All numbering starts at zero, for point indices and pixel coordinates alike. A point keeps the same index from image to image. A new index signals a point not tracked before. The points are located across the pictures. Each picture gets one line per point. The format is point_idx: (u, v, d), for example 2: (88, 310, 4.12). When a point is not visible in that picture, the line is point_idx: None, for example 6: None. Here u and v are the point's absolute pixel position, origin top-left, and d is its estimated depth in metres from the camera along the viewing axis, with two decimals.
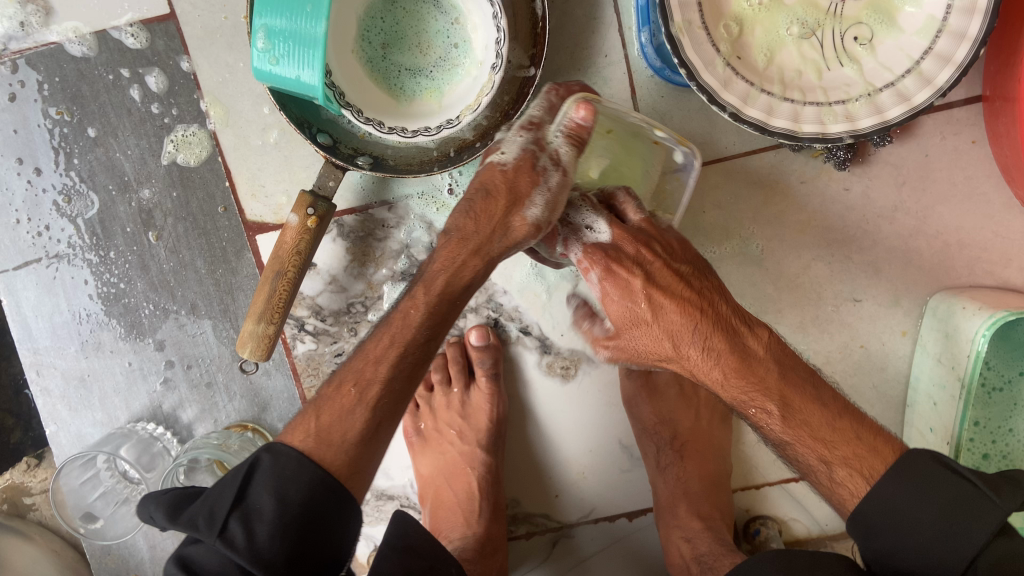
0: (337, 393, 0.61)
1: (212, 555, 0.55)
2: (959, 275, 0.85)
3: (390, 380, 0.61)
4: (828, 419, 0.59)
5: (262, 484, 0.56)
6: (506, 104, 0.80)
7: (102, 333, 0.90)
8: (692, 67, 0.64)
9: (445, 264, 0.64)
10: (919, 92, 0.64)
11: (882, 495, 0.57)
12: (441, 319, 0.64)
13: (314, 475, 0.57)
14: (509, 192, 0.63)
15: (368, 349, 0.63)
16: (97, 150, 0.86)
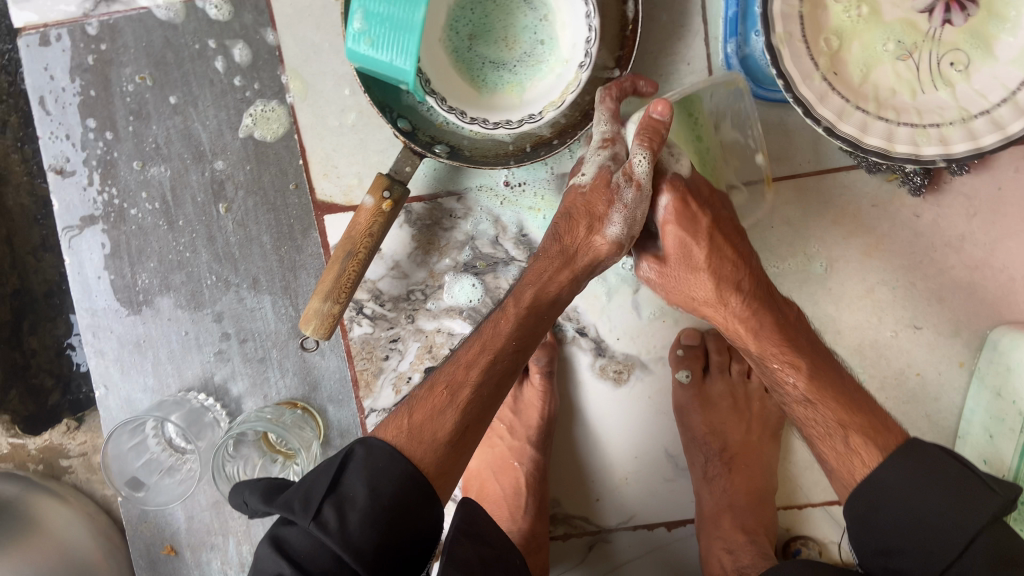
0: (430, 393, 0.67)
1: (304, 537, 0.59)
2: (1022, 311, 0.85)
3: (479, 385, 0.67)
4: (868, 431, 0.66)
5: (355, 475, 0.62)
6: (586, 104, 0.81)
7: (161, 300, 0.90)
8: (790, 79, 0.65)
9: (535, 279, 0.71)
10: (1014, 121, 0.64)
11: (886, 478, 0.64)
12: (529, 335, 0.70)
13: (405, 469, 0.62)
14: (587, 215, 0.70)
15: (459, 356, 0.69)
16: (176, 118, 0.86)
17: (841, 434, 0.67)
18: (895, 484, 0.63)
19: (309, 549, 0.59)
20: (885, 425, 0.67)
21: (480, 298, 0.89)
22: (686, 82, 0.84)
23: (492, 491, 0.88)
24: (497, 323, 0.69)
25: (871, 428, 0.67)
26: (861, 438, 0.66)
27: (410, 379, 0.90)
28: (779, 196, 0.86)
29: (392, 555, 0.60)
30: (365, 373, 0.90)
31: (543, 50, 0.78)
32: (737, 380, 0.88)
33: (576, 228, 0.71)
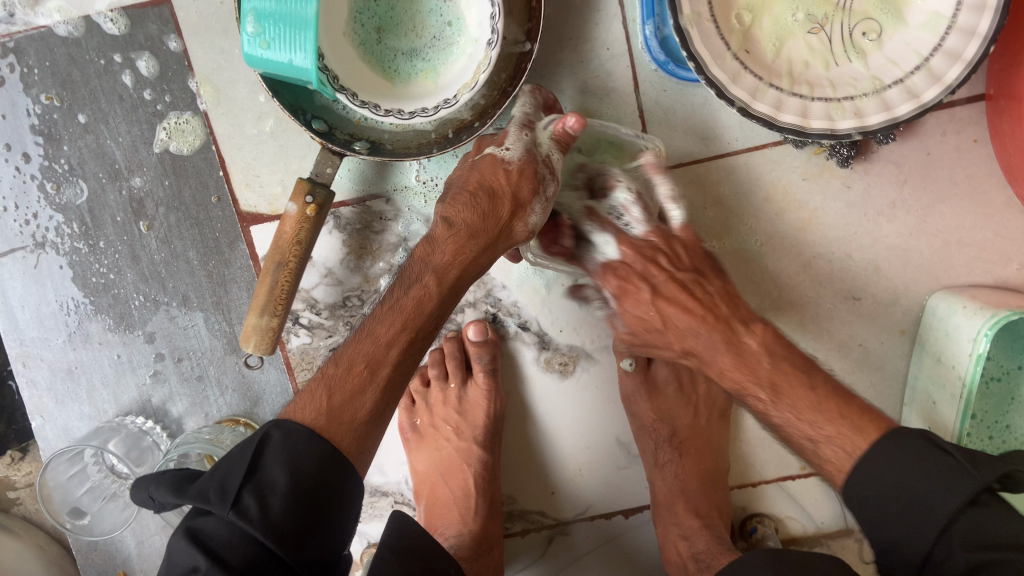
0: (348, 372, 0.64)
1: (221, 525, 0.57)
2: (958, 274, 0.85)
3: (398, 363, 0.66)
4: (866, 418, 0.63)
5: (273, 459, 0.59)
6: (503, 82, 0.78)
7: (90, 324, 0.88)
8: (701, 60, 0.64)
9: (453, 254, 0.68)
10: (928, 89, 0.63)
11: (870, 465, 0.61)
12: (448, 295, 0.69)
13: (324, 449, 0.60)
14: (512, 195, 0.69)
15: (373, 327, 0.66)
16: (88, 137, 0.84)
17: (839, 436, 0.63)
18: (886, 470, 0.60)
19: (230, 540, 0.56)
20: (881, 414, 0.64)
21: None
22: (607, 67, 0.82)
23: (443, 494, 0.85)
24: (426, 288, 0.67)
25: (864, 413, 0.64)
26: (852, 428, 0.63)
27: None
28: (711, 176, 0.85)
29: (316, 540, 0.58)
30: (307, 384, 0.89)
31: (452, 32, 0.76)
32: None
33: (500, 206, 0.69)
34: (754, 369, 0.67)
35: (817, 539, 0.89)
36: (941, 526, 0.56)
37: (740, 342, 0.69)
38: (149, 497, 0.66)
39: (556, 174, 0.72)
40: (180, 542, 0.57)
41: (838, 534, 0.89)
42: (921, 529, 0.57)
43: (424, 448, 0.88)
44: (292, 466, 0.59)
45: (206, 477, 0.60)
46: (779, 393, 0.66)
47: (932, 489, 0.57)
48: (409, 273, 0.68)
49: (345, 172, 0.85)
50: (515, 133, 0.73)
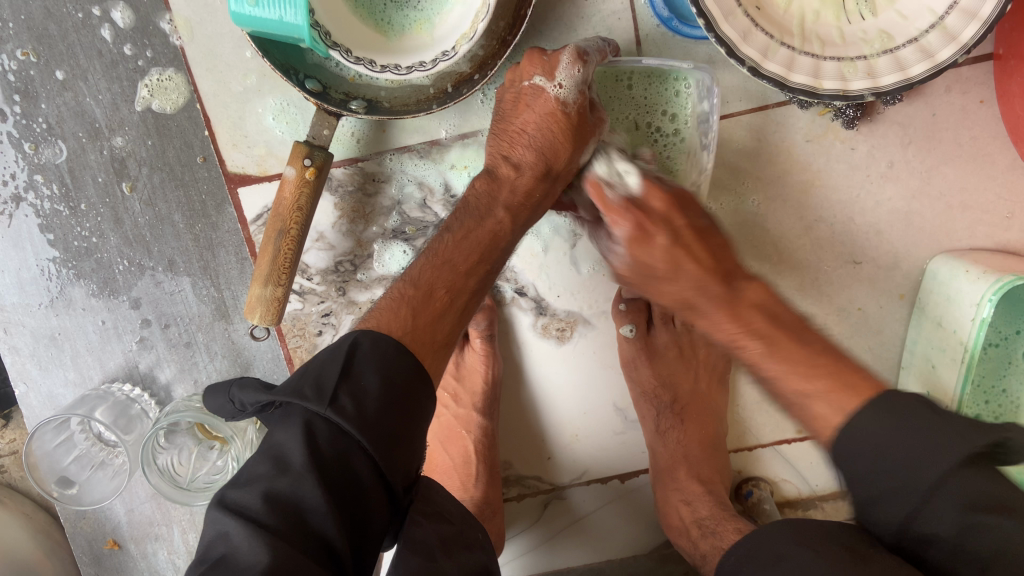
0: (427, 296, 0.63)
1: (321, 424, 0.53)
2: (960, 237, 0.84)
3: (473, 293, 0.66)
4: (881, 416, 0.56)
5: (367, 363, 0.56)
6: (502, 30, 0.74)
7: (73, 289, 0.85)
8: (711, 17, 0.61)
9: (518, 195, 0.68)
10: (942, 49, 0.61)
11: (860, 427, 0.52)
12: (519, 223, 0.70)
13: (411, 364, 0.58)
14: (540, 138, 0.67)
15: (437, 248, 0.66)
16: (66, 95, 0.80)
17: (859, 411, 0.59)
18: (872, 436, 0.51)
19: (326, 437, 0.52)
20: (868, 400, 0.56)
21: None
22: (608, 23, 0.80)
23: (443, 461, 0.86)
24: (500, 222, 0.68)
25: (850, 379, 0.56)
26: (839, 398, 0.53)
27: None
28: (712, 138, 0.83)
29: (405, 454, 0.55)
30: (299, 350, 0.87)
31: None
32: (680, 329, 0.86)
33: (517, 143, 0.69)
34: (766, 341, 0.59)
35: (811, 501, 0.89)
36: (929, 491, 0.50)
37: (737, 296, 0.60)
38: (225, 403, 0.68)
39: (563, 106, 0.67)
40: (271, 438, 0.53)
41: (831, 497, 0.88)
42: (907, 490, 0.51)
43: None
44: (385, 374, 0.56)
45: (295, 377, 0.56)
46: (773, 349, 0.57)
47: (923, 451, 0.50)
48: (475, 205, 0.68)
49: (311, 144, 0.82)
50: (570, 65, 0.66)
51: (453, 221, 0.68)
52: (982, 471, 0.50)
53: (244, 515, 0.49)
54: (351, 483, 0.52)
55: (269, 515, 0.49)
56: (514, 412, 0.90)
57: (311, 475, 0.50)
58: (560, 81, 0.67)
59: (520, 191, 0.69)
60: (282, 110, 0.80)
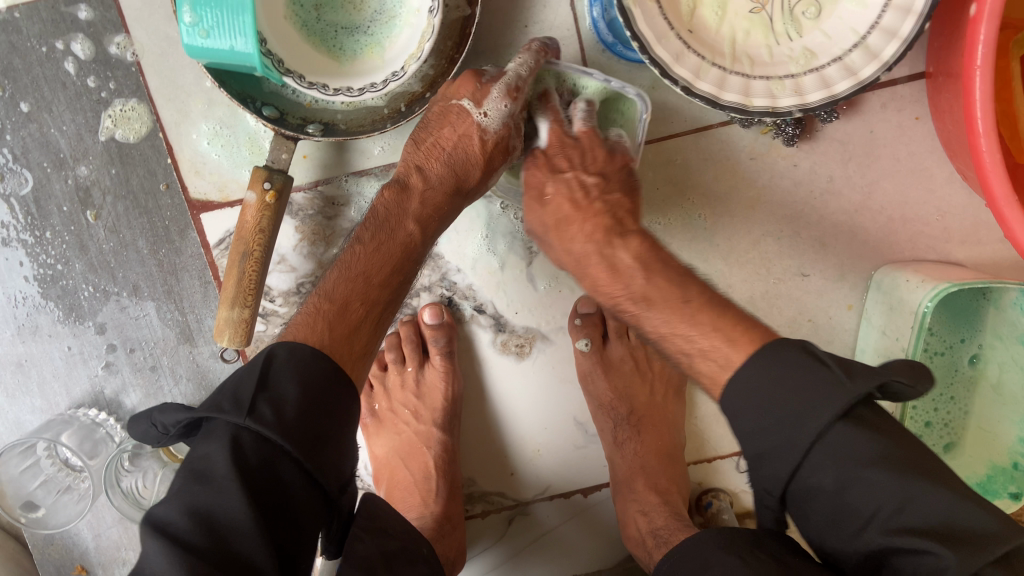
0: (342, 307, 0.66)
1: (239, 433, 0.54)
2: (902, 249, 0.86)
3: (388, 302, 0.70)
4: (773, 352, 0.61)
5: (283, 372, 0.58)
6: (450, 50, 0.78)
7: (39, 316, 0.86)
8: (644, 41, 0.64)
9: (428, 207, 0.72)
10: (865, 67, 0.65)
11: (741, 377, 0.56)
12: (429, 232, 0.73)
13: (330, 365, 0.61)
14: (456, 149, 0.71)
15: (349, 261, 0.68)
16: (31, 126, 0.82)
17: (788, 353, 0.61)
18: (748, 385, 0.56)
19: (250, 447, 0.54)
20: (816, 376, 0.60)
21: None
22: None
23: (402, 478, 0.87)
24: (410, 234, 0.71)
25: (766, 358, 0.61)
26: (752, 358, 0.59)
27: None
28: (661, 157, 0.86)
29: (332, 452, 0.57)
30: None
31: (393, 4, 0.76)
32: (636, 342, 0.88)
33: (429, 153, 0.72)
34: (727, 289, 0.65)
35: None
36: (805, 447, 0.52)
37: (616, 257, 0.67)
38: (151, 428, 0.63)
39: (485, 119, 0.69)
40: (193, 453, 0.54)
41: None
42: (784, 433, 0.53)
43: (384, 432, 0.89)
44: (301, 380, 0.58)
45: (211, 395, 0.57)
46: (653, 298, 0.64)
47: (800, 390, 0.53)
48: (386, 218, 0.71)
49: (248, 167, 0.83)
50: (497, 99, 0.69)
51: (365, 230, 0.70)
52: (868, 422, 0.52)
53: (170, 533, 0.50)
54: (275, 491, 0.54)
55: (200, 537, 0.50)
56: (478, 429, 0.91)
57: (234, 482, 0.51)
58: (489, 105, 0.69)
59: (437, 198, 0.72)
60: (216, 133, 0.83)
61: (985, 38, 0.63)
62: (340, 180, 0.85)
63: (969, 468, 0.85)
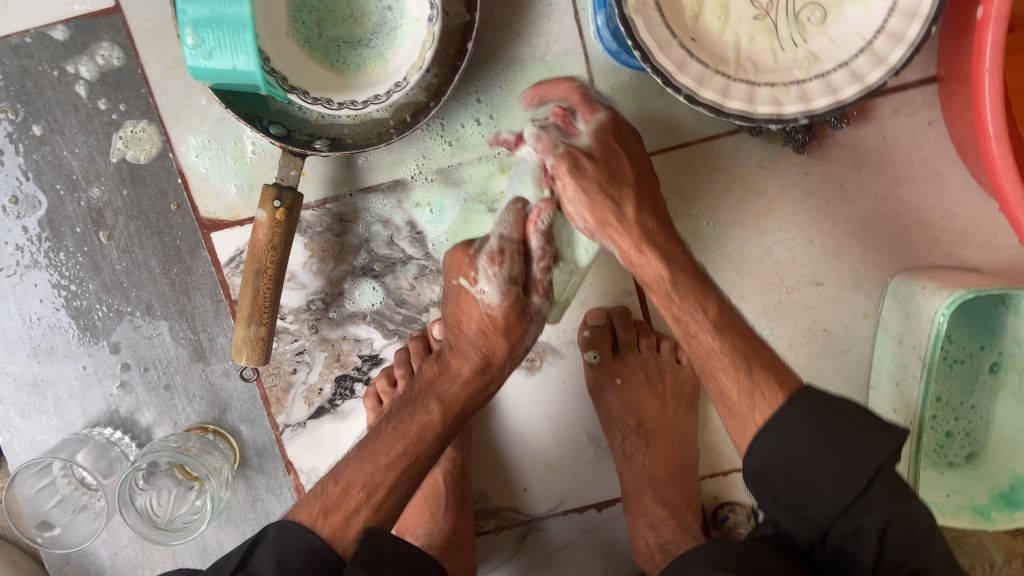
0: (343, 493, 0.68)
1: None
2: (919, 255, 0.85)
3: (395, 486, 0.69)
4: (765, 363, 0.67)
5: (264, 551, 0.63)
6: (452, 58, 0.78)
7: (54, 336, 0.87)
8: (647, 50, 0.65)
9: (461, 388, 0.74)
10: (872, 71, 0.64)
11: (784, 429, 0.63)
12: (455, 416, 0.74)
13: (313, 545, 0.64)
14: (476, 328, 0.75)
15: (372, 447, 0.70)
16: (44, 149, 0.83)
17: (743, 368, 0.66)
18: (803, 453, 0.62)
19: None
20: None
21: (382, 301, 0.87)
22: (561, 62, 0.83)
23: (413, 494, 0.87)
24: (433, 415, 0.72)
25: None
26: (763, 373, 0.66)
27: (321, 390, 0.88)
28: (670, 167, 0.85)
29: None
30: (275, 389, 0.88)
31: (393, 15, 0.76)
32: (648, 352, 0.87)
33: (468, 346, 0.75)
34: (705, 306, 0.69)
35: None
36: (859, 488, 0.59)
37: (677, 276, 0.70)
38: None
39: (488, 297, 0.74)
40: None
41: None
42: (834, 483, 0.59)
43: None
44: (278, 560, 0.62)
45: (208, 573, 0.65)
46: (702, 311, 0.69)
47: (849, 440, 0.60)
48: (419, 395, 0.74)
49: (234, 179, 0.84)
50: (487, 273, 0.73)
51: (392, 413, 0.73)
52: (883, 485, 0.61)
53: None
54: None
55: None
56: (488, 444, 0.91)
57: None
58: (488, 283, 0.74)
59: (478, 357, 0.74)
60: (205, 147, 0.83)
61: (994, 41, 0.62)
62: (352, 199, 0.85)
63: (993, 478, 0.83)
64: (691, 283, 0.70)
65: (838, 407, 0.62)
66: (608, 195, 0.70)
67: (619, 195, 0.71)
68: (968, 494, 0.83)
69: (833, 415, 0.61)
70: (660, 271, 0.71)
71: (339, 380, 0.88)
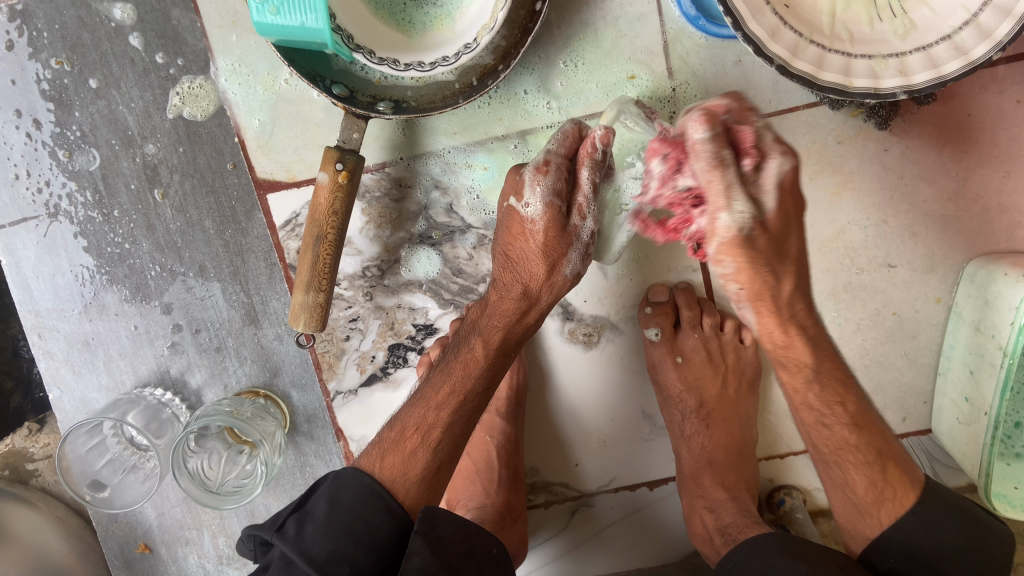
0: (400, 438, 0.68)
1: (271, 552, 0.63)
2: (997, 240, 0.82)
3: (450, 425, 0.68)
4: (903, 480, 0.66)
5: (322, 493, 0.65)
6: (523, 19, 0.74)
7: (106, 295, 0.86)
8: (738, 16, 0.61)
9: (501, 320, 0.72)
10: (977, 46, 0.60)
11: (937, 524, 0.64)
12: (497, 367, 0.72)
13: (366, 484, 0.65)
14: (544, 255, 0.71)
15: (427, 395, 0.69)
16: (99, 103, 0.82)
17: (881, 468, 0.65)
18: (929, 520, 0.65)
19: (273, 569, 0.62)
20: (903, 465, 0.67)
21: (439, 270, 0.85)
22: (634, 27, 0.80)
23: (466, 466, 0.86)
24: (475, 350, 0.71)
25: (899, 467, 0.66)
26: (897, 474, 0.65)
27: (373, 358, 0.87)
28: None
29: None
30: (327, 355, 0.86)
31: None
32: (711, 332, 0.84)
33: (533, 268, 0.72)
34: (845, 407, 0.65)
35: None
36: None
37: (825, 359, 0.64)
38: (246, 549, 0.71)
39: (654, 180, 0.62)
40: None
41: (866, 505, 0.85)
42: (961, 560, 0.64)
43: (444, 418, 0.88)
44: (331, 497, 0.64)
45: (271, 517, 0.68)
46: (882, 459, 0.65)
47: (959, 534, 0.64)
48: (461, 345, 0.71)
49: (259, 113, 0.81)
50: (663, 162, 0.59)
51: (439, 364, 0.71)
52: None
53: None
54: None
55: None
56: (540, 419, 0.89)
57: None
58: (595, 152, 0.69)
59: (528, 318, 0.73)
60: (235, 71, 0.80)
61: None
62: (418, 166, 0.83)
63: None
64: (836, 373, 0.65)
65: (970, 518, 0.66)
66: (773, 266, 0.58)
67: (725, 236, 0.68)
68: None
69: (966, 526, 0.65)
70: (805, 361, 0.64)
71: (393, 349, 0.87)
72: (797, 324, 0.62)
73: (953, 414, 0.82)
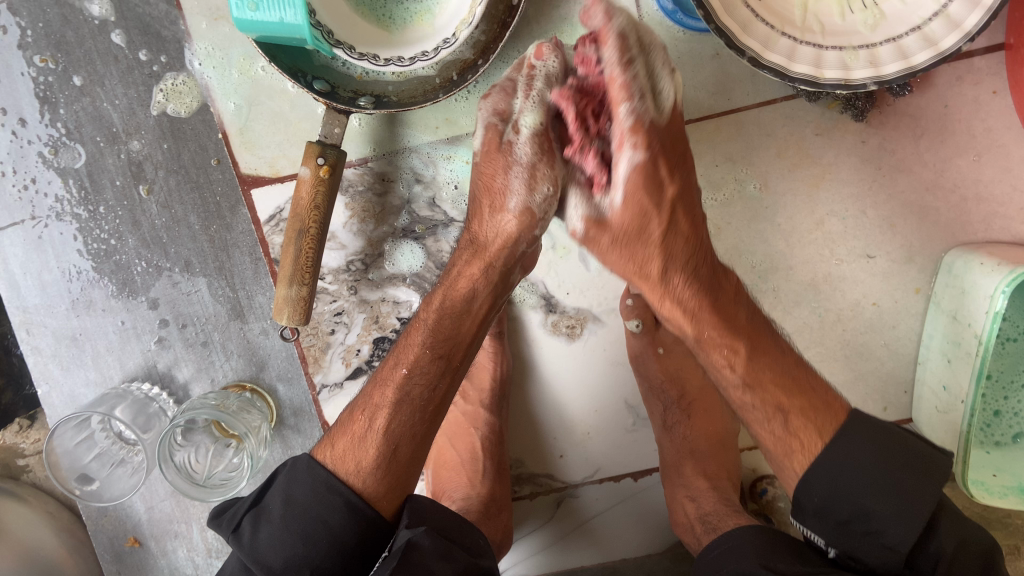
0: (349, 422, 0.67)
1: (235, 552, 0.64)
2: (976, 230, 0.82)
3: (396, 404, 0.66)
4: (807, 412, 0.64)
5: (278, 488, 0.65)
6: (501, 13, 0.75)
7: (93, 290, 0.87)
8: (710, 8, 0.62)
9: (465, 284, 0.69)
10: (946, 36, 0.61)
11: (840, 456, 0.62)
12: (452, 337, 0.68)
13: (319, 478, 0.64)
14: (490, 200, 0.68)
15: (378, 376, 0.69)
16: (84, 100, 0.82)
17: (780, 421, 0.65)
18: (853, 454, 0.62)
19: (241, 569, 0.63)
20: (821, 398, 0.65)
21: (422, 263, 0.85)
22: None
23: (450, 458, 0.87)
24: (427, 321, 0.69)
25: (811, 408, 0.64)
26: (799, 422, 0.64)
27: (359, 351, 0.87)
28: (721, 132, 0.83)
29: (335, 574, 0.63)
30: (312, 349, 0.87)
31: None
32: None
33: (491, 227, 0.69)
34: (735, 348, 0.66)
35: None
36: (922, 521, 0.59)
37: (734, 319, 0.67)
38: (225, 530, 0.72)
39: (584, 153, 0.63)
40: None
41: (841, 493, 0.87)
42: (901, 517, 0.59)
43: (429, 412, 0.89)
44: (286, 496, 0.64)
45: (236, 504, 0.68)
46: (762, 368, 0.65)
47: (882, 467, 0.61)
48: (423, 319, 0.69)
49: (235, 97, 0.82)
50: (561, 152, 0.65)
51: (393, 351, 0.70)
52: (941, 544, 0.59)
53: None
54: None
55: None
56: (525, 411, 0.90)
57: None
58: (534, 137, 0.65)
59: (479, 276, 0.69)
60: (209, 55, 0.81)
61: None
62: (401, 160, 0.84)
63: None
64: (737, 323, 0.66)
65: (889, 448, 0.62)
66: (634, 249, 0.66)
67: (647, 227, 0.65)
68: (1015, 473, 0.79)
69: (885, 459, 0.61)
70: (683, 321, 0.68)
71: (378, 342, 0.87)
72: (675, 298, 0.67)
73: (932, 403, 0.83)
